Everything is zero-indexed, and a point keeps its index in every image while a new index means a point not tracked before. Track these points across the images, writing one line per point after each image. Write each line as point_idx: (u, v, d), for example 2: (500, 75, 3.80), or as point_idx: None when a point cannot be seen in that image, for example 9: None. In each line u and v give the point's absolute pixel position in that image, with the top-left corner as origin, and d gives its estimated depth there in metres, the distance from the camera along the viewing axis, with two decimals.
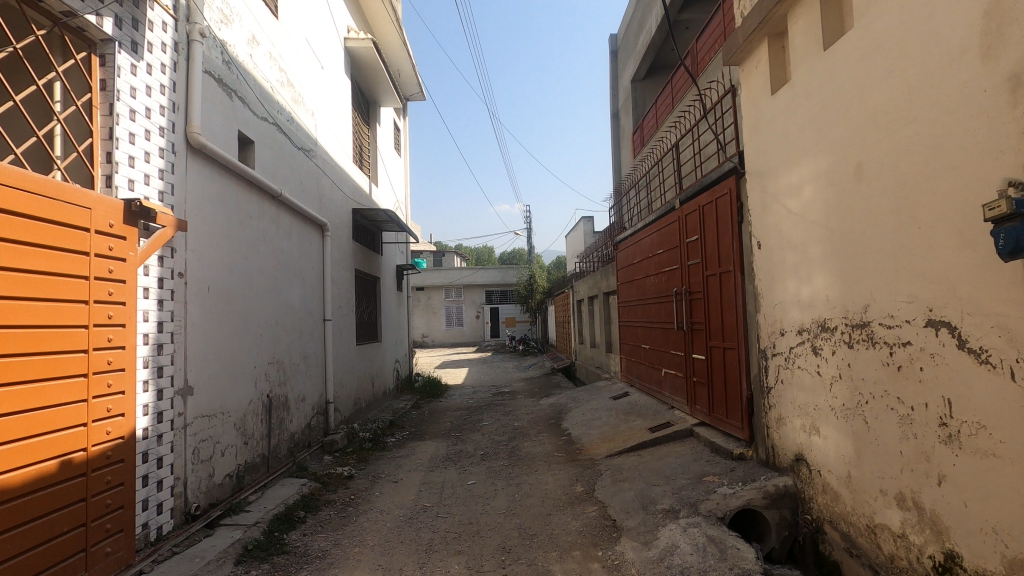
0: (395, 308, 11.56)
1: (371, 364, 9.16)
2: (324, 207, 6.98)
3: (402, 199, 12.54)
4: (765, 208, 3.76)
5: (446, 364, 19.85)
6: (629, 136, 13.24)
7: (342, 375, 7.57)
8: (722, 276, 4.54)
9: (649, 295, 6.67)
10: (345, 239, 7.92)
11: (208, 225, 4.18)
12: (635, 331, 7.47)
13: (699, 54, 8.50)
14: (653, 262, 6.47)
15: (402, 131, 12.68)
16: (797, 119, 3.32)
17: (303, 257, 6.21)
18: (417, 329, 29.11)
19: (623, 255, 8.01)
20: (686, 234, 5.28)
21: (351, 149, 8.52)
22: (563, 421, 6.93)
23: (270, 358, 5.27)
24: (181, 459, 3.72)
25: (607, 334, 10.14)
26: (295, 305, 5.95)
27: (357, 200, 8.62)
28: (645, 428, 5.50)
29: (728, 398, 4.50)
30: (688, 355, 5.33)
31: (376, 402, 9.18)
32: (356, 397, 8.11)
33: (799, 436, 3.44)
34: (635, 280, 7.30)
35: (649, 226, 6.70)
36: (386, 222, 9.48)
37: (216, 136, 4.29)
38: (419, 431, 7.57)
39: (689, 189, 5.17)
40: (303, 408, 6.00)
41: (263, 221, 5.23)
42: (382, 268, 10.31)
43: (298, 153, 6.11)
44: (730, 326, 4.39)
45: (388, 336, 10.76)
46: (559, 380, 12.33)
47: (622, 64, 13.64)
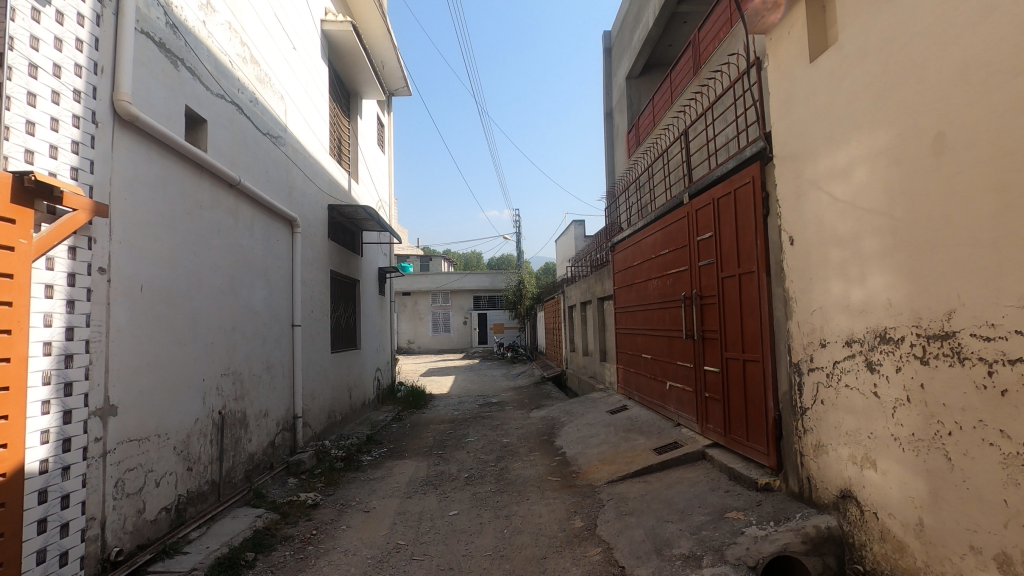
0: (376, 313, 10.88)
1: (348, 373, 8.48)
2: (295, 201, 6.33)
3: (385, 198, 11.91)
4: (800, 197, 3.20)
5: (432, 372, 19.15)
6: (624, 135, 12.73)
7: (314, 386, 6.89)
8: (741, 278, 3.97)
9: (652, 300, 6.09)
10: (319, 238, 7.26)
11: (141, 213, 3.54)
12: (634, 339, 6.89)
13: (702, 45, 8.00)
14: (656, 264, 5.90)
15: (385, 127, 12.06)
16: (845, 89, 2.78)
17: (268, 256, 5.56)
18: (403, 335, 28.34)
19: (622, 257, 7.44)
20: (697, 232, 4.72)
21: (327, 141, 7.89)
22: (557, 438, 6.31)
23: (224, 369, 4.61)
24: (97, 495, 3.06)
25: (602, 341, 9.56)
26: (257, 309, 5.29)
27: (333, 195, 7.97)
28: (649, 448, 4.91)
29: (748, 417, 3.91)
30: (698, 367, 4.76)
31: (353, 414, 8.50)
32: (330, 409, 7.43)
33: (846, 469, 2.87)
34: (636, 283, 6.72)
35: (651, 224, 6.14)
36: (366, 221, 8.83)
37: (154, 108, 3.65)
38: (398, 448, 6.90)
39: (701, 181, 4.61)
40: (265, 425, 5.34)
41: (218, 212, 4.58)
42: (362, 271, 9.65)
43: (262, 139, 5.46)
44: (752, 335, 3.83)
45: (369, 342, 10.09)
46: (550, 390, 11.72)
47: (617, 62, 13.15)
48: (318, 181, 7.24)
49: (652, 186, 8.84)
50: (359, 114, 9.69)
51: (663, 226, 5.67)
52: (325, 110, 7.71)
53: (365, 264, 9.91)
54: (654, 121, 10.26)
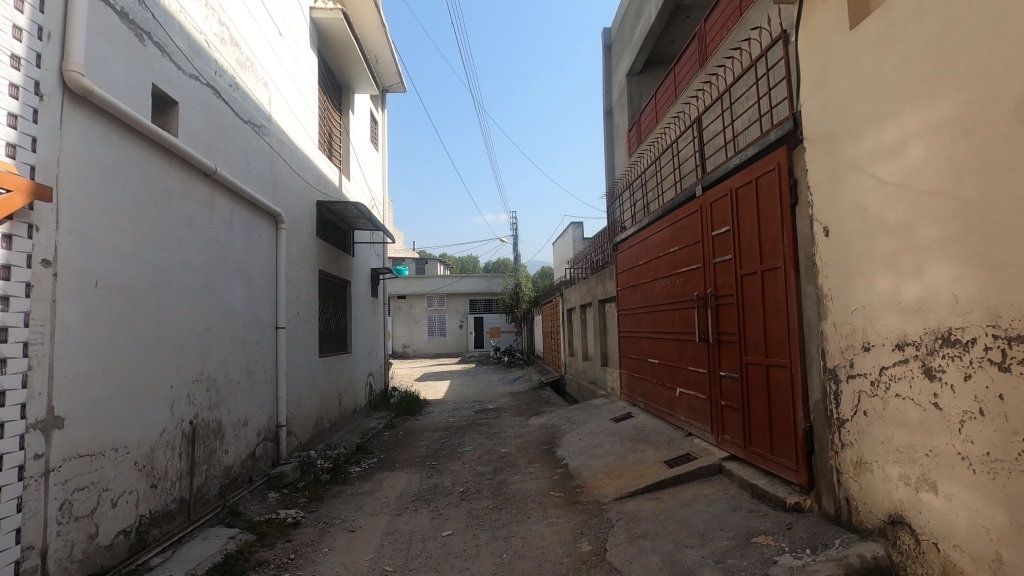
0: (369, 316, 10.49)
1: (338, 379, 8.08)
2: (280, 195, 5.95)
3: (379, 197, 11.54)
4: (837, 183, 2.85)
5: (427, 377, 18.74)
6: (624, 134, 12.42)
7: (300, 393, 6.49)
8: (764, 275, 3.62)
9: (659, 301, 5.73)
10: (306, 236, 6.88)
11: (97, 200, 3.16)
12: (639, 343, 6.53)
13: (708, 37, 7.67)
14: (665, 263, 5.55)
15: (379, 124, 11.71)
16: (895, 56, 2.43)
17: (248, 253, 5.18)
18: (398, 339, 27.92)
19: (626, 256, 7.09)
20: (712, 227, 4.37)
21: (316, 134, 7.51)
22: (558, 448, 5.93)
23: (197, 374, 4.23)
24: (38, 520, 2.67)
25: (603, 346, 9.19)
26: (236, 309, 4.91)
27: (322, 191, 7.59)
28: (659, 461, 4.54)
29: (773, 429, 3.55)
30: (712, 373, 4.40)
31: (342, 422, 8.10)
32: (317, 417, 7.03)
33: (896, 491, 2.50)
34: (641, 284, 6.36)
35: (658, 221, 5.78)
36: (357, 219, 8.46)
37: (113, 84, 3.28)
38: (389, 458, 6.51)
39: (717, 171, 4.26)
40: (243, 435, 4.94)
41: (191, 203, 4.21)
42: (353, 271, 9.26)
43: (243, 127, 5.09)
44: (776, 338, 3.47)
45: (360, 346, 9.70)
46: (548, 395, 11.35)
47: (617, 59, 12.85)
48: (306, 176, 6.88)
49: (656, 183, 8.50)
50: (351, 108, 9.34)
51: (672, 222, 5.32)
52: (314, 101, 7.34)
53: (357, 264, 9.53)
54: (656, 118, 9.94)
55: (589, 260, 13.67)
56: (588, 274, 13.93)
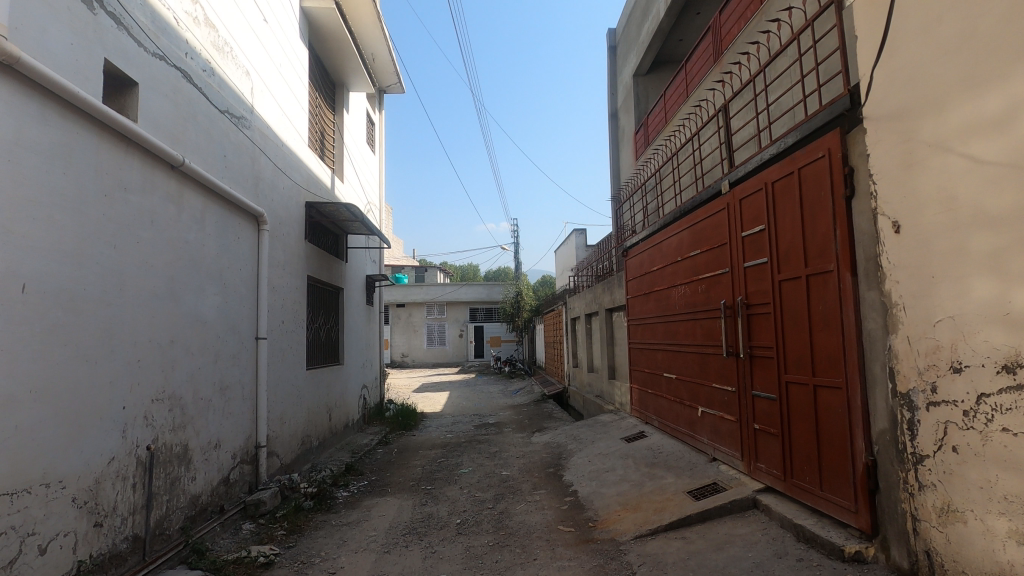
0: (363, 325, 9.98)
1: (328, 392, 7.56)
2: (262, 194, 5.47)
3: (374, 201, 11.06)
4: (912, 168, 2.35)
5: (426, 388, 18.18)
6: (630, 136, 11.98)
7: (285, 409, 5.97)
8: (809, 280, 3.12)
9: (676, 310, 5.23)
10: (293, 239, 6.39)
11: (23, 188, 2.65)
12: (653, 355, 6.03)
13: (723, 29, 7.23)
14: (682, 268, 5.06)
15: (376, 126, 11.28)
16: (999, 4, 1.95)
17: (224, 256, 4.68)
18: (396, 349, 27.36)
19: (636, 262, 6.63)
20: (741, 227, 3.88)
21: (306, 131, 7.05)
22: (565, 471, 5.39)
23: (158, 392, 3.72)
24: None
25: (611, 358, 8.67)
26: (208, 318, 4.41)
27: (311, 192, 7.11)
28: (682, 490, 4.01)
29: (822, 460, 3.03)
30: (743, 391, 3.90)
31: (332, 439, 7.57)
32: (303, 435, 6.50)
33: (1004, 550, 1.98)
34: (655, 291, 5.86)
35: (675, 222, 5.29)
36: (351, 222, 7.97)
37: (49, 54, 2.79)
38: (380, 482, 5.96)
39: (747, 164, 3.79)
40: (215, 459, 4.42)
41: (153, 198, 3.72)
42: (346, 278, 8.77)
43: (219, 118, 4.62)
44: (827, 354, 2.97)
45: (353, 357, 9.18)
46: (552, 409, 10.82)
47: (622, 59, 12.44)
48: (293, 175, 6.41)
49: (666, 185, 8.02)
50: (345, 107, 8.90)
51: (691, 223, 4.84)
52: (303, 96, 6.88)
53: (351, 270, 9.04)
54: (666, 120, 9.50)
55: (594, 267, 13.17)
56: (593, 282, 13.43)
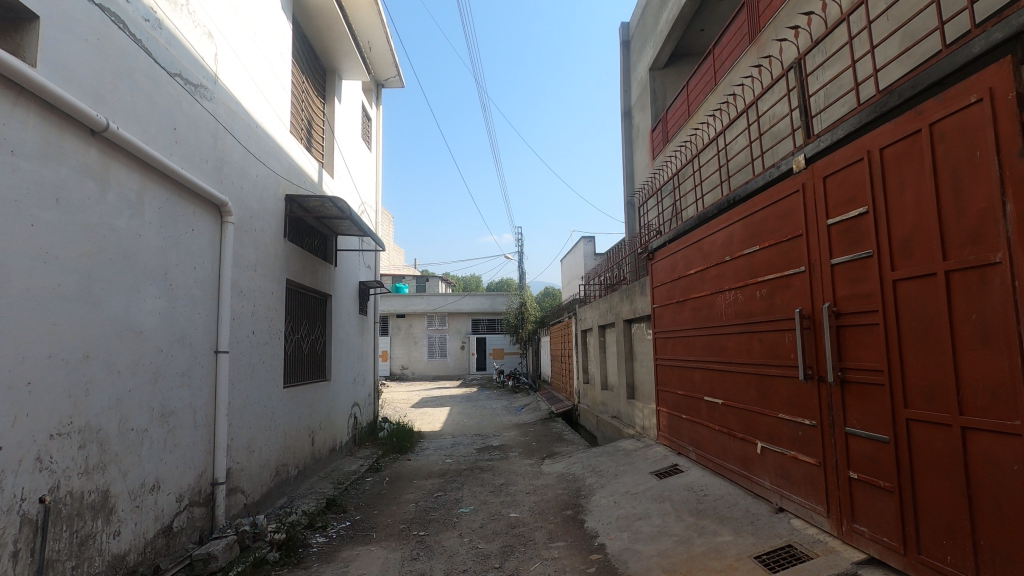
0: (355, 337, 9.08)
1: (310, 413, 6.64)
2: (227, 180, 4.61)
3: (370, 202, 10.22)
4: None
5: (425, 403, 17.22)
6: (646, 135, 11.16)
7: (254, 436, 5.06)
8: (949, 277, 2.23)
9: (722, 321, 4.32)
10: (270, 236, 5.53)
11: None
12: (687, 375, 5.12)
13: (761, 5, 6.43)
14: (730, 271, 4.18)
15: (372, 122, 10.49)
16: None
17: (171, 252, 3.81)
18: (396, 361, 26.40)
19: (665, 266, 5.74)
20: (827, 212, 3.00)
21: (288, 115, 6.21)
22: (587, 515, 4.45)
23: (62, 424, 2.82)
24: None
25: (630, 375, 7.75)
26: (146, 328, 3.52)
27: (294, 185, 6.26)
28: (748, 555, 3.09)
29: (978, 536, 2.11)
30: (829, 427, 2.99)
31: (314, 467, 6.64)
32: (277, 465, 5.56)
33: None
34: (692, 298, 4.96)
35: (720, 215, 4.41)
36: (339, 221, 7.12)
37: None
38: (364, 524, 5.01)
39: (836, 130, 2.92)
40: (149, 505, 3.51)
41: (62, 169, 2.84)
42: (335, 283, 7.89)
43: (168, 81, 3.77)
44: (988, 383, 2.07)
45: (343, 372, 8.27)
46: (562, 430, 9.87)
47: (636, 54, 11.67)
48: (269, 163, 5.55)
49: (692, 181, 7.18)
50: (337, 96, 8.09)
51: (744, 214, 3.97)
52: (286, 75, 6.05)
53: (341, 276, 8.17)
54: (689, 114, 8.66)
55: (607, 276, 12.28)
56: (605, 292, 12.55)
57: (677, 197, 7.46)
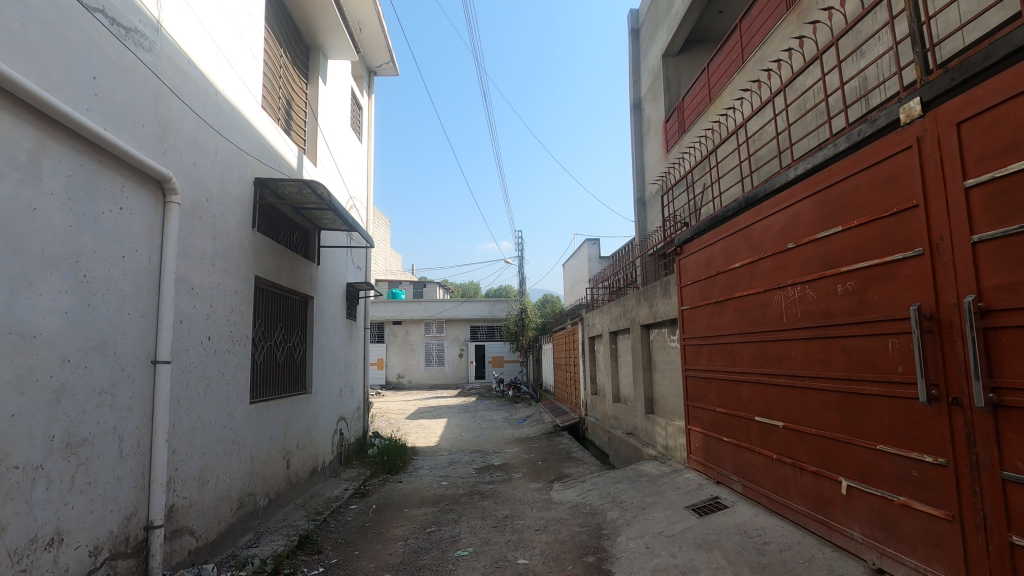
0: (342, 344, 8.21)
1: (284, 433, 5.75)
2: (174, 153, 3.78)
3: (359, 197, 9.39)
4: None
5: (421, 414, 16.30)
6: (658, 127, 10.38)
7: (208, 464, 4.18)
8: None
9: (782, 324, 3.49)
10: (234, 225, 4.69)
11: None
12: (729, 390, 4.29)
13: None
14: (793, 261, 3.35)
15: (363, 111, 9.69)
16: None
17: (86, 233, 2.96)
18: (392, 369, 25.46)
19: (697, 261, 4.93)
20: (964, 172, 2.18)
21: (259, 88, 5.38)
22: (615, 565, 3.59)
23: None
24: None
25: (649, 388, 6.90)
26: (43, 331, 2.67)
27: (266, 168, 5.42)
28: None
29: None
30: (968, 469, 2.15)
31: (289, 494, 5.77)
32: (240, 495, 4.68)
33: None
34: (736, 298, 4.13)
35: (779, 194, 3.59)
36: (321, 213, 6.28)
37: None
38: (340, 570, 4.13)
39: (982, 54, 2.11)
40: (44, 567, 2.64)
41: None
42: (318, 284, 7.05)
43: (85, 17, 2.96)
44: None
45: (326, 383, 7.41)
46: (570, 447, 8.99)
47: (647, 41, 10.91)
48: (233, 138, 4.72)
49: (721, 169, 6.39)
50: (322, 77, 7.29)
51: (816, 188, 3.15)
52: (256, 39, 5.22)
53: (325, 276, 7.32)
54: (709, 99, 7.89)
55: (615, 280, 11.46)
56: (613, 296, 11.72)
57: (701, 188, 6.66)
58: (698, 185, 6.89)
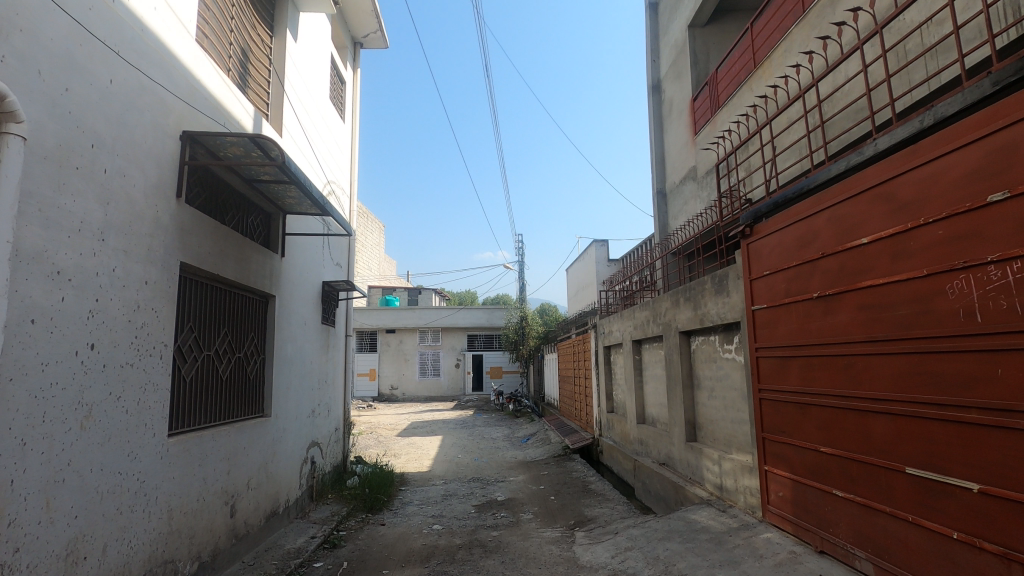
0: (316, 355, 6.86)
1: (227, 471, 4.40)
2: (17, 64, 2.46)
3: (339, 182, 8.10)
4: None
5: (415, 431, 14.90)
6: (683, 106, 9.14)
7: (87, 531, 2.85)
8: None
9: (973, 327, 2.19)
10: (143, 191, 3.38)
11: None
12: (842, 422, 2.99)
13: None
14: (1000, 221, 2.08)
15: (345, 86, 8.42)
16: None
17: None
18: (385, 381, 24.05)
19: (776, 244, 3.66)
20: None
21: (193, 14, 4.06)
22: None
23: None
24: None
25: (690, 410, 5.59)
26: None
27: (205, 121, 4.11)
28: None
29: None
30: None
31: (233, 551, 4.41)
32: (147, 567, 3.34)
33: None
34: (859, 288, 2.83)
35: (957, 123, 2.30)
36: (282, 190, 4.98)
37: None
38: None
39: None
40: None
41: None
42: (283, 281, 5.73)
43: None
44: None
45: (294, 402, 6.07)
46: (586, 477, 7.64)
47: (669, 13, 9.69)
48: (146, 69, 3.41)
49: (788, 136, 5.12)
50: (290, 31, 6.02)
51: None
52: None
53: (291, 272, 5.99)
54: (755, 64, 6.66)
55: (626, 285, 10.16)
56: (626, 303, 10.43)
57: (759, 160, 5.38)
58: (752, 158, 5.61)
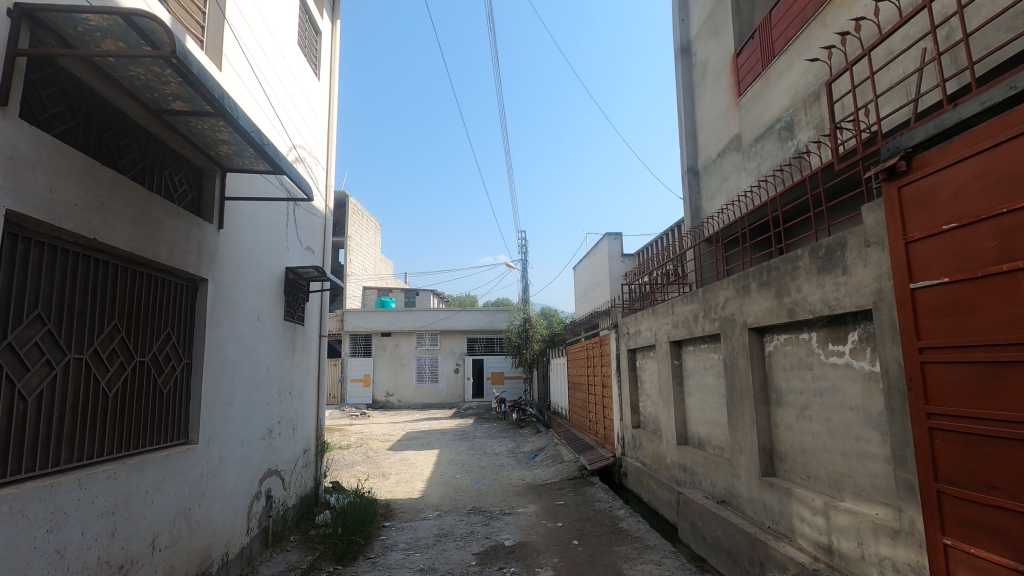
0: (275, 359, 5.40)
1: (111, 531, 2.96)
2: None
3: (311, 149, 6.68)
4: None
5: (409, 443, 13.45)
6: (723, 65, 7.73)
7: None
8: None
9: None
10: None
11: None
12: None
13: None
14: None
15: (318, 37, 7.02)
16: None
17: None
18: (380, 387, 22.61)
19: (969, 179, 2.26)
20: None
21: None
22: None
23: None
24: None
25: (766, 435, 4.16)
26: None
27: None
28: None
29: None
30: None
31: None
32: None
33: None
34: None
35: None
36: (208, 129, 3.58)
37: None
38: None
39: None
40: None
41: None
42: (220, 259, 4.28)
43: None
44: None
45: (241, 421, 4.63)
46: (613, 510, 6.21)
47: None
48: None
49: (927, 53, 3.65)
50: None
51: None
52: None
53: (236, 248, 4.54)
54: None
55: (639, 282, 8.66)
56: (640, 303, 8.96)
57: (886, 95, 3.90)
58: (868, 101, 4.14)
